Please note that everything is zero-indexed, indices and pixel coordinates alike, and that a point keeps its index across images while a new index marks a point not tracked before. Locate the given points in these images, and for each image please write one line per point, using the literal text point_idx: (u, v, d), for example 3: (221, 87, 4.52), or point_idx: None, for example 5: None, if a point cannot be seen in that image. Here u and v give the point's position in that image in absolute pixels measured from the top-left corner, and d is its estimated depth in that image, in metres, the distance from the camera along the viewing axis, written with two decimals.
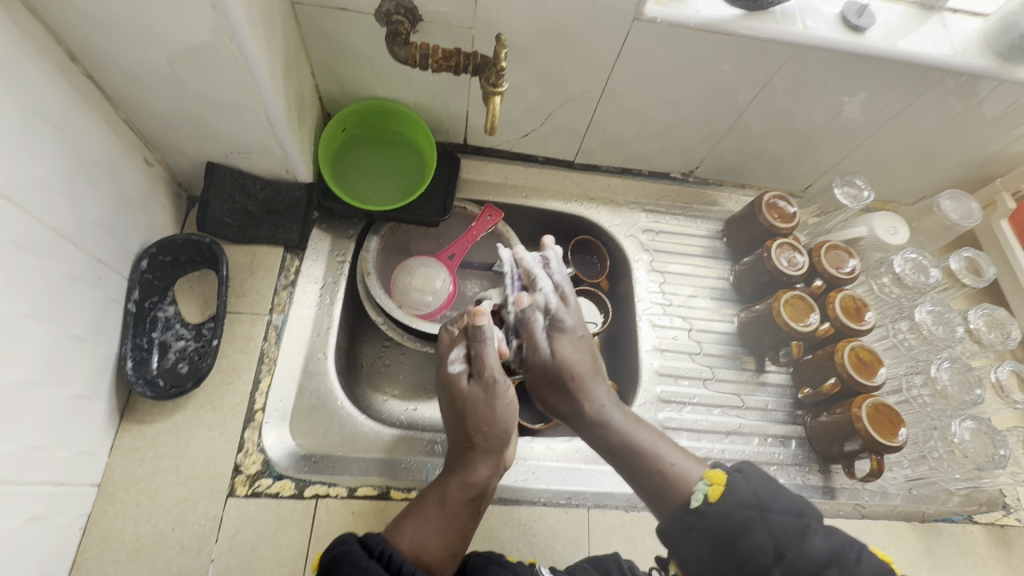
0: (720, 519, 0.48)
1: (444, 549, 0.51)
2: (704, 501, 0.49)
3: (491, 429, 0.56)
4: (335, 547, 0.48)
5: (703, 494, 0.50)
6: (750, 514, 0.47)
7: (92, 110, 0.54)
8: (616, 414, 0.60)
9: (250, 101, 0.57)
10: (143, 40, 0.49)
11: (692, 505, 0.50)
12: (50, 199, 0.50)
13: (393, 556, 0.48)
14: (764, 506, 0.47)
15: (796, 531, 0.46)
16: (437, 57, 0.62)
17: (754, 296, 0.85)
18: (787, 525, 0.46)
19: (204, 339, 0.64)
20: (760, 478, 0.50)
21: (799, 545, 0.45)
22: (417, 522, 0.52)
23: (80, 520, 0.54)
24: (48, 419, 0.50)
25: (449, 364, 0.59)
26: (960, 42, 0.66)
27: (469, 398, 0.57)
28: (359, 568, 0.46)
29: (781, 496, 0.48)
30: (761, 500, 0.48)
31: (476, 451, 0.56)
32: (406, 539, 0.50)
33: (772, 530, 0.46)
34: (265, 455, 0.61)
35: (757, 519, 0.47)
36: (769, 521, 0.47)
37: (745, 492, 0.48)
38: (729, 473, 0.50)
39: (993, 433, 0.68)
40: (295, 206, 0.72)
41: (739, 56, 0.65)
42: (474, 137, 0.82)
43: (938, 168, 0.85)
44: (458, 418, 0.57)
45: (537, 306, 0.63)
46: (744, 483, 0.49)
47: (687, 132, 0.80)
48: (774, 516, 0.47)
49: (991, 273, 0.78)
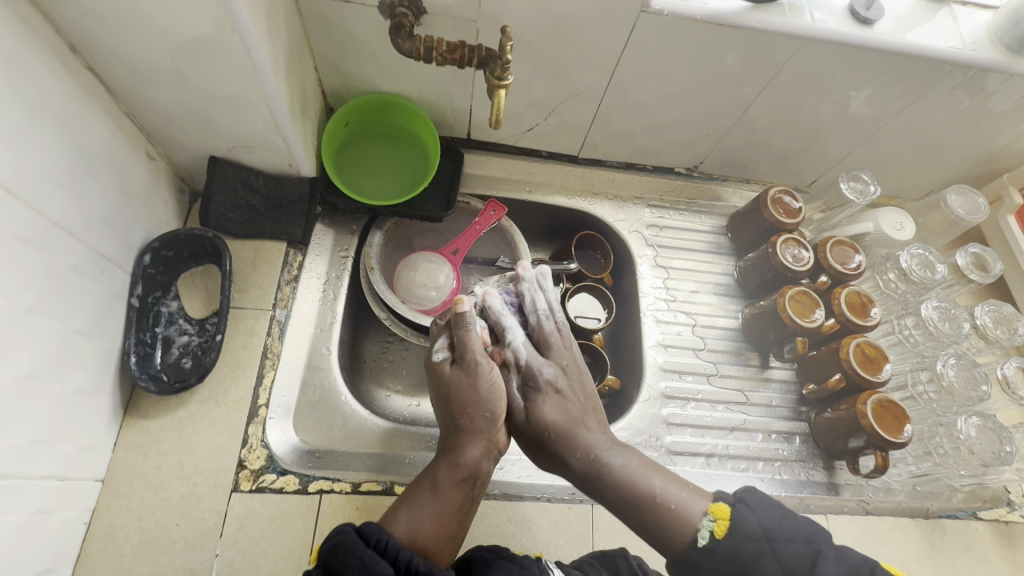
0: (729, 556, 0.50)
1: (439, 533, 0.51)
2: (711, 538, 0.51)
3: (477, 411, 0.56)
4: (332, 537, 0.47)
5: (709, 530, 0.52)
6: (759, 547, 0.49)
7: (94, 103, 0.53)
8: (612, 456, 0.57)
9: (253, 95, 0.56)
10: (145, 32, 0.48)
11: (699, 544, 0.52)
12: (53, 193, 0.50)
13: (389, 544, 0.47)
14: (772, 538, 0.50)
15: (807, 561, 0.48)
16: (441, 50, 0.60)
17: (759, 292, 0.85)
18: (798, 554, 0.49)
19: (207, 335, 0.64)
20: (764, 508, 0.52)
21: (811, 574, 0.47)
22: (410, 508, 0.52)
23: (84, 515, 0.54)
24: (51, 414, 0.50)
25: (433, 353, 0.60)
26: (969, 35, 0.66)
27: (453, 382, 0.57)
28: (356, 557, 0.45)
29: (788, 523, 0.50)
30: (768, 530, 0.50)
31: (465, 433, 0.56)
32: (400, 525, 0.50)
33: (783, 562, 0.48)
34: (269, 450, 0.61)
35: (766, 551, 0.49)
36: (778, 552, 0.49)
37: (752, 526, 0.50)
38: (732, 507, 0.52)
39: (999, 429, 0.67)
40: (297, 201, 0.72)
41: (746, 49, 0.65)
42: (478, 132, 0.81)
43: (945, 163, 0.84)
44: (444, 402, 0.58)
45: (512, 354, 0.62)
46: (749, 515, 0.51)
47: (693, 127, 0.80)
48: (783, 547, 0.49)
49: (997, 269, 0.77)
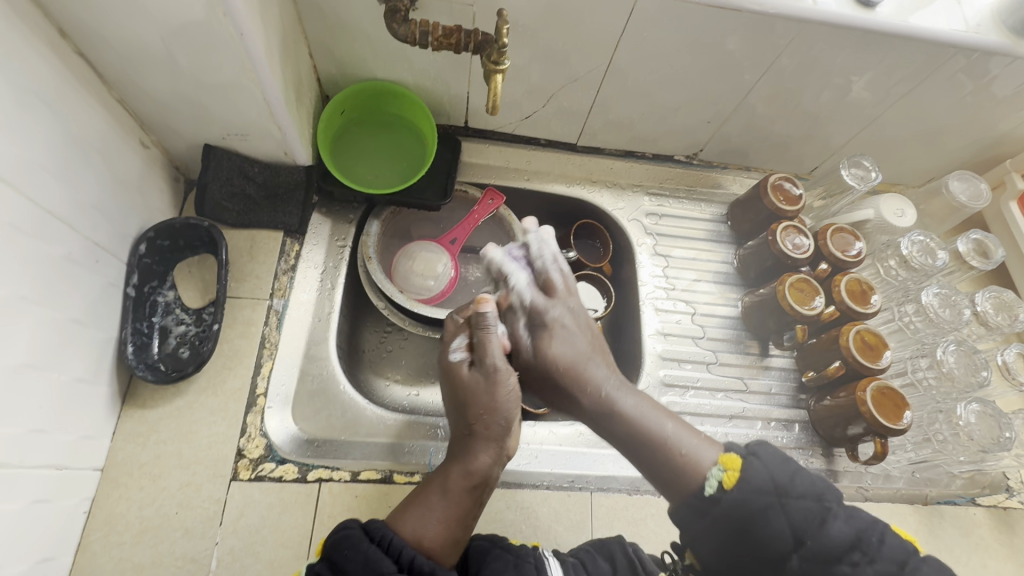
0: (737, 505, 0.48)
1: (446, 539, 0.50)
2: (718, 488, 0.49)
3: (492, 418, 0.54)
4: (337, 531, 0.48)
5: (717, 479, 0.50)
6: (767, 501, 0.47)
7: (84, 89, 0.53)
8: (622, 396, 0.58)
9: (247, 81, 0.56)
10: (136, 18, 0.48)
11: (706, 492, 0.50)
12: (45, 180, 0.49)
13: (394, 542, 0.47)
14: (782, 492, 0.48)
15: (816, 517, 0.47)
16: (437, 34, 0.59)
17: (759, 280, 0.84)
18: (807, 510, 0.47)
19: (204, 324, 0.64)
20: (775, 461, 0.50)
21: (819, 530, 0.46)
22: (418, 510, 0.51)
23: (84, 504, 0.54)
24: (48, 403, 0.50)
25: (450, 352, 0.59)
26: (973, 17, 0.64)
27: (470, 385, 0.56)
28: (360, 552, 0.46)
29: (800, 480, 0.49)
30: (779, 484, 0.48)
31: (479, 439, 0.54)
32: (408, 525, 0.50)
33: (791, 517, 0.47)
34: (267, 439, 0.61)
35: (775, 505, 0.47)
36: (787, 507, 0.47)
37: (761, 479, 0.48)
38: (744, 458, 0.50)
39: (999, 416, 0.67)
40: (294, 189, 0.71)
41: (746, 33, 0.64)
42: (475, 119, 0.80)
43: (947, 148, 0.84)
44: (459, 405, 0.57)
45: (516, 298, 0.63)
46: (760, 467, 0.49)
47: (692, 114, 0.79)
48: (793, 502, 0.48)
49: (999, 255, 0.77)
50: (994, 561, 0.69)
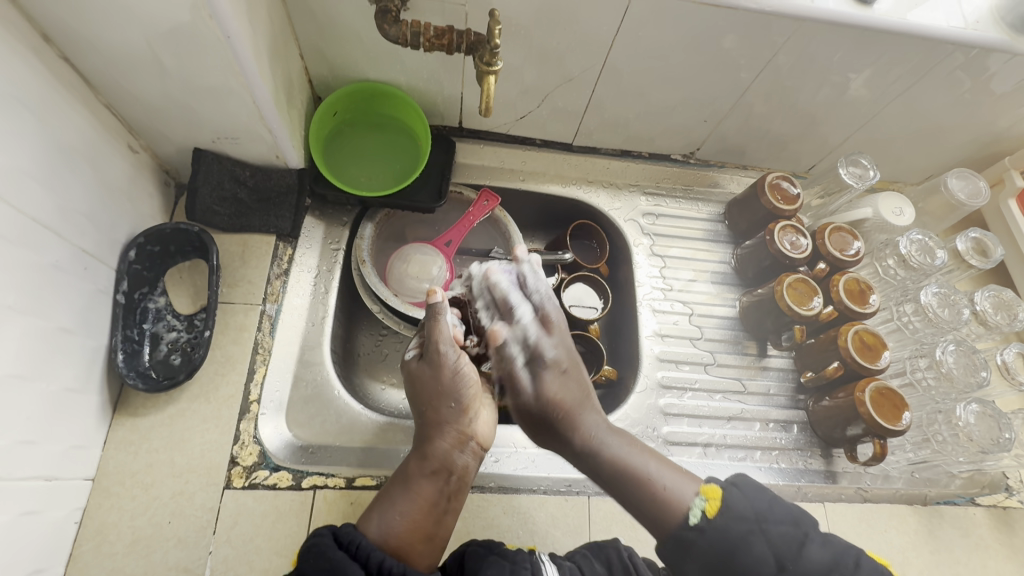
0: (720, 535, 0.48)
1: (412, 531, 0.50)
2: (702, 518, 0.49)
3: (441, 401, 0.56)
4: (309, 539, 0.47)
5: (700, 509, 0.49)
6: (748, 526, 0.48)
7: (69, 94, 0.52)
8: (609, 440, 0.57)
9: (235, 85, 0.55)
10: (120, 21, 0.47)
11: (691, 522, 0.49)
12: (30, 188, 0.48)
13: (361, 546, 0.46)
14: (762, 519, 0.48)
15: (796, 541, 0.47)
16: (429, 35, 0.58)
17: (757, 280, 0.84)
18: (786, 535, 0.48)
19: (196, 330, 0.63)
20: (755, 490, 0.50)
21: (800, 554, 0.47)
22: (382, 509, 0.51)
23: (75, 514, 0.54)
24: (36, 414, 0.49)
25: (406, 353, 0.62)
26: (972, 14, 0.64)
27: (419, 375, 0.58)
28: (325, 560, 0.45)
29: (778, 506, 0.49)
30: (759, 512, 0.48)
31: (433, 423, 0.56)
32: (373, 525, 0.50)
33: (772, 542, 0.47)
34: (261, 446, 0.60)
35: (756, 531, 0.47)
36: (767, 533, 0.47)
37: (742, 507, 0.49)
38: (724, 488, 0.50)
39: (999, 417, 0.67)
40: (286, 193, 0.71)
41: (742, 31, 0.63)
42: (470, 120, 0.80)
43: (945, 146, 0.83)
44: (414, 399, 0.58)
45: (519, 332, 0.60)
46: (741, 497, 0.49)
47: (688, 113, 0.78)
48: (773, 528, 0.48)
49: (998, 254, 0.76)
50: (993, 562, 0.68)
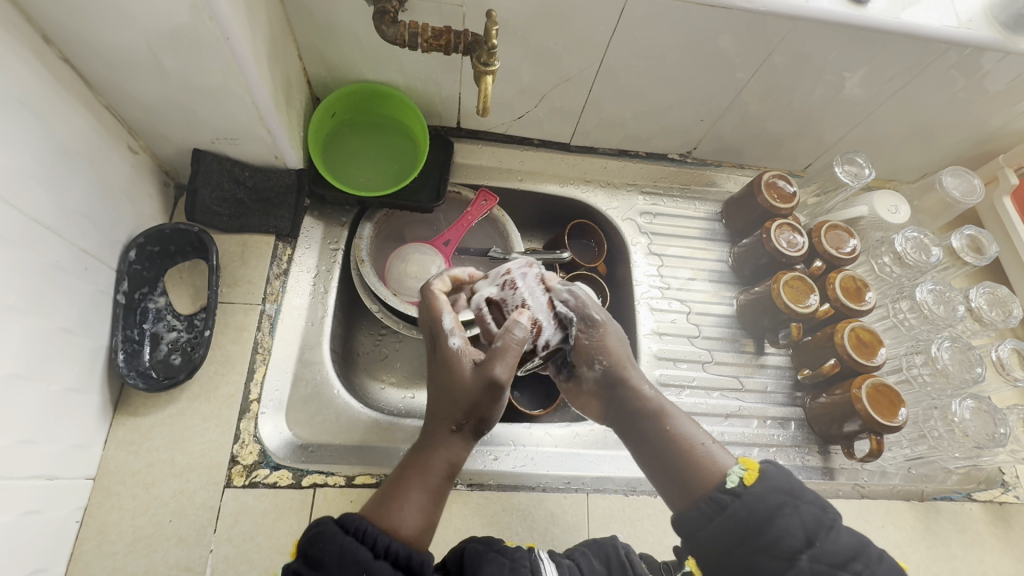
0: (756, 502, 0.47)
1: (424, 529, 0.49)
2: (739, 484, 0.49)
3: (486, 415, 0.51)
4: (313, 528, 0.46)
5: (738, 476, 0.49)
6: (782, 498, 0.47)
7: (69, 95, 0.52)
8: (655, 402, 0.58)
9: (235, 85, 0.55)
10: (119, 23, 0.47)
11: (726, 485, 0.49)
12: (31, 188, 0.49)
13: (368, 531, 0.46)
14: (797, 495, 0.48)
15: (825, 522, 0.46)
16: (426, 36, 0.59)
17: (754, 278, 0.84)
18: (818, 515, 0.47)
19: (196, 330, 0.63)
20: (789, 469, 0.50)
21: (829, 536, 0.45)
22: (397, 504, 0.48)
23: (76, 513, 0.54)
24: (37, 413, 0.49)
25: (449, 336, 0.53)
26: (965, 13, 0.64)
27: (472, 384, 0.50)
28: (335, 544, 0.44)
29: (811, 489, 0.49)
30: (793, 488, 0.48)
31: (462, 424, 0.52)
32: (388, 518, 0.47)
33: (804, 519, 0.46)
34: (262, 445, 0.61)
35: (789, 504, 0.47)
36: (800, 509, 0.47)
37: (778, 479, 0.48)
38: (761, 462, 0.50)
39: (994, 412, 0.68)
40: (285, 193, 0.71)
41: (738, 30, 0.63)
42: (468, 120, 0.80)
43: (940, 144, 0.84)
44: (451, 393, 0.51)
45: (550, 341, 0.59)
46: (778, 470, 0.49)
47: (685, 112, 0.79)
48: (805, 506, 0.47)
49: (993, 250, 0.77)
50: (990, 557, 0.69)
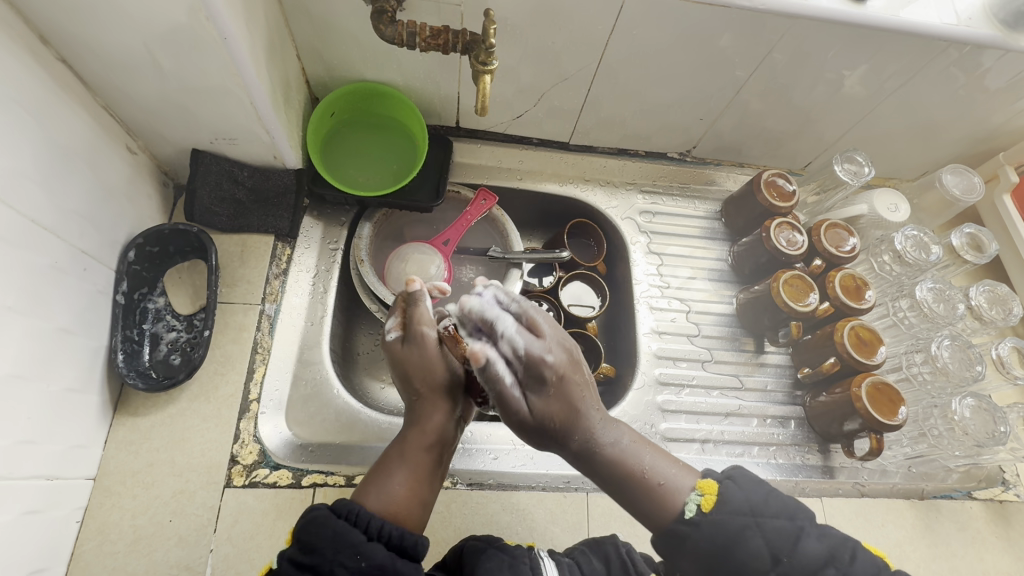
0: (716, 530, 0.48)
1: (409, 498, 0.50)
2: (698, 512, 0.49)
3: (434, 377, 0.56)
4: (307, 514, 0.47)
5: (696, 503, 0.50)
6: (744, 521, 0.48)
7: (68, 96, 0.52)
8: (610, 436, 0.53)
9: (233, 85, 0.55)
10: (118, 24, 0.47)
11: (686, 516, 0.49)
12: (31, 190, 0.49)
13: (360, 514, 0.47)
14: (758, 513, 0.49)
15: (790, 535, 0.48)
16: (424, 35, 0.59)
17: (754, 276, 0.84)
18: (781, 529, 0.48)
19: (195, 330, 0.63)
20: (750, 483, 0.51)
21: (796, 549, 0.47)
22: (379, 480, 0.51)
23: (76, 513, 0.54)
24: (36, 414, 0.49)
25: (387, 333, 0.59)
26: (965, 10, 0.64)
27: (407, 356, 0.57)
28: (328, 529, 0.45)
29: (773, 499, 0.50)
30: (754, 506, 0.49)
31: (426, 400, 0.56)
32: (372, 496, 0.49)
33: (768, 536, 0.48)
34: (261, 445, 0.61)
35: (751, 526, 0.48)
36: (763, 527, 0.48)
37: (738, 502, 0.49)
38: (719, 483, 0.51)
39: (994, 410, 0.68)
40: (284, 193, 0.71)
41: (737, 29, 0.63)
42: (467, 119, 0.80)
43: (940, 142, 0.83)
44: (401, 376, 0.57)
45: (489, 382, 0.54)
46: (738, 492, 0.50)
47: (685, 111, 0.78)
48: (769, 522, 0.48)
49: (993, 249, 0.77)
50: (990, 555, 0.69)
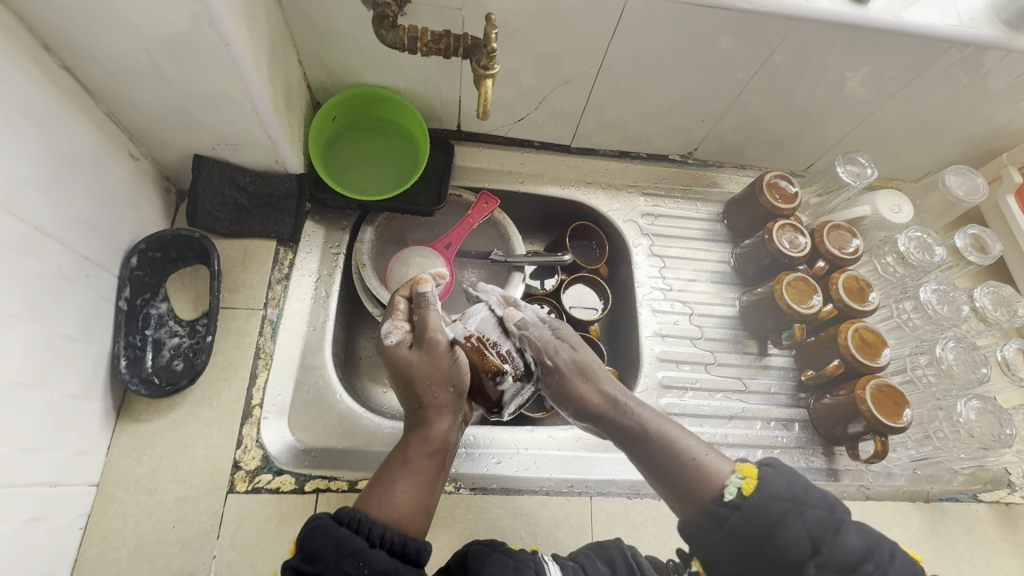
0: (756, 512, 0.46)
1: (415, 506, 0.51)
2: (738, 495, 0.48)
3: (441, 386, 0.56)
4: (308, 523, 0.47)
5: (736, 487, 0.48)
6: (785, 507, 0.46)
7: (70, 103, 0.52)
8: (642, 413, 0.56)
9: (235, 91, 0.55)
10: (120, 31, 0.47)
11: (725, 499, 0.48)
12: (32, 197, 0.49)
13: (363, 520, 0.47)
14: (799, 500, 0.47)
15: (832, 525, 0.46)
16: (426, 40, 0.59)
17: (756, 279, 0.84)
18: (823, 519, 0.46)
19: (198, 336, 0.63)
20: (790, 472, 0.49)
21: (836, 539, 0.45)
22: (382, 488, 0.51)
23: (80, 520, 0.54)
24: (40, 420, 0.49)
25: (386, 337, 0.59)
26: (967, 11, 0.64)
27: (413, 362, 0.57)
28: (330, 536, 0.45)
29: (815, 490, 0.48)
30: (795, 493, 0.47)
31: (429, 409, 0.56)
32: (374, 502, 0.49)
33: (809, 524, 0.45)
34: (264, 450, 0.61)
35: (793, 512, 0.46)
36: (804, 515, 0.46)
37: (779, 487, 0.47)
38: (759, 468, 0.49)
39: (1000, 413, 0.67)
40: (286, 198, 0.71)
41: (739, 31, 0.63)
42: (468, 123, 0.80)
43: (942, 143, 0.83)
44: (406, 384, 0.57)
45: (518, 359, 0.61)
46: (777, 476, 0.48)
47: (687, 113, 0.78)
48: (809, 510, 0.46)
49: (997, 250, 0.76)
50: (996, 558, 0.68)
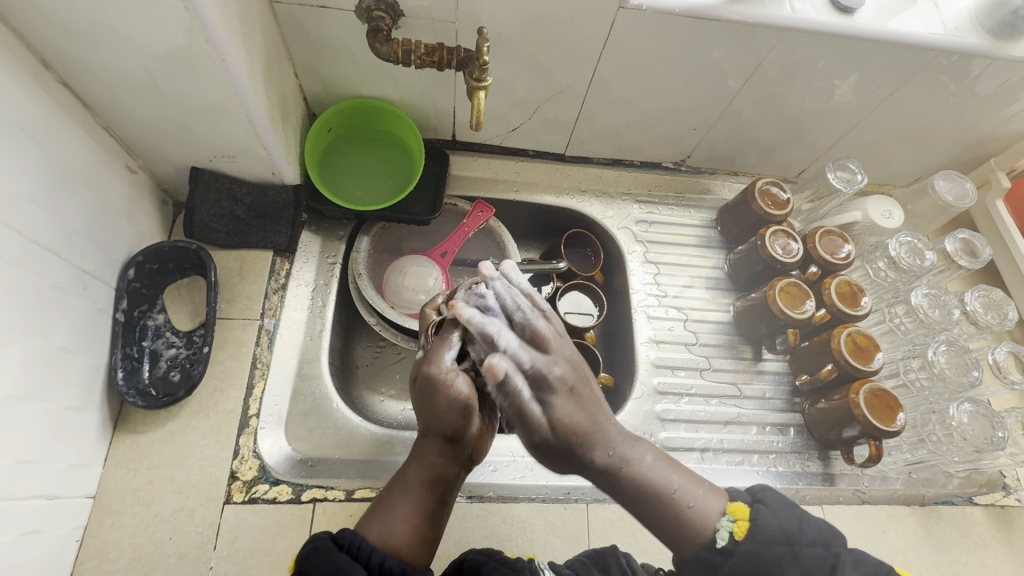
0: (750, 559, 0.45)
1: (414, 536, 0.49)
2: (730, 540, 0.46)
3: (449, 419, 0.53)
4: (309, 543, 0.48)
5: (728, 530, 0.47)
6: (781, 550, 0.45)
7: (68, 118, 0.53)
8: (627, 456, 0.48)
9: (230, 104, 0.56)
10: (118, 47, 0.48)
11: (718, 544, 0.47)
12: (29, 211, 0.49)
13: (362, 546, 0.47)
14: (793, 541, 0.46)
15: (826, 566, 0.45)
16: (419, 53, 0.60)
17: (749, 284, 0.85)
18: (817, 559, 0.45)
19: (195, 347, 0.64)
20: (782, 508, 0.48)
21: None
22: (383, 513, 0.50)
23: (76, 532, 0.54)
24: (37, 433, 0.49)
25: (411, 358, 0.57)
26: (952, 20, 0.65)
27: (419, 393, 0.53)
28: (329, 562, 0.45)
29: (808, 525, 0.47)
30: (790, 534, 0.46)
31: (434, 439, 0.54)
32: (374, 526, 0.49)
33: (804, 565, 0.45)
34: (261, 460, 0.61)
35: (787, 555, 0.45)
36: (798, 555, 0.45)
37: (772, 529, 0.46)
38: (751, 507, 0.48)
39: (992, 415, 0.67)
40: (282, 209, 0.72)
41: (727, 41, 0.64)
42: (463, 133, 0.81)
43: (931, 149, 0.84)
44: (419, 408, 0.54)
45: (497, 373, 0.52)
46: (770, 516, 0.47)
47: (679, 122, 0.79)
48: (804, 551, 0.46)
49: (987, 254, 0.77)
50: (993, 561, 0.69)
